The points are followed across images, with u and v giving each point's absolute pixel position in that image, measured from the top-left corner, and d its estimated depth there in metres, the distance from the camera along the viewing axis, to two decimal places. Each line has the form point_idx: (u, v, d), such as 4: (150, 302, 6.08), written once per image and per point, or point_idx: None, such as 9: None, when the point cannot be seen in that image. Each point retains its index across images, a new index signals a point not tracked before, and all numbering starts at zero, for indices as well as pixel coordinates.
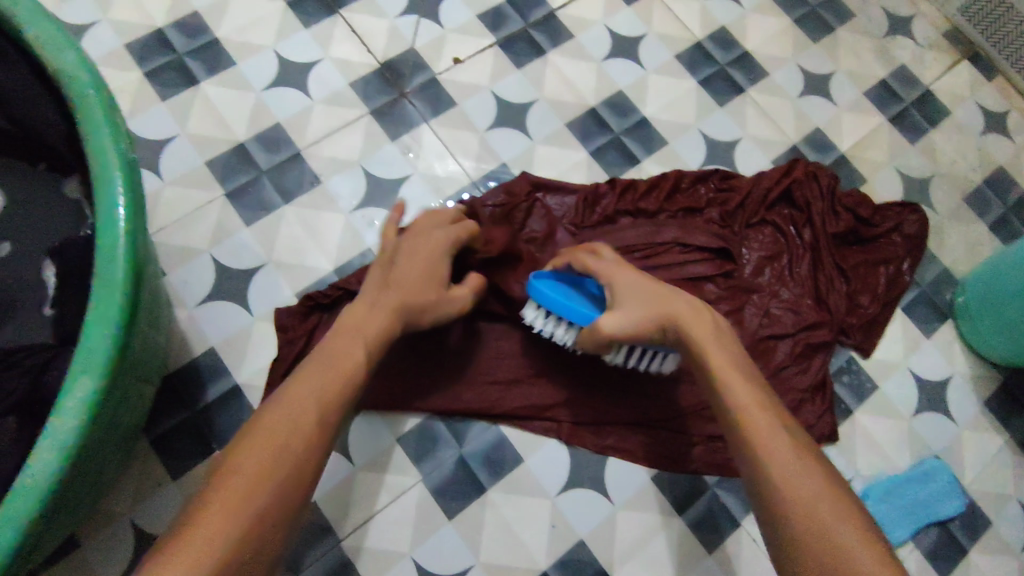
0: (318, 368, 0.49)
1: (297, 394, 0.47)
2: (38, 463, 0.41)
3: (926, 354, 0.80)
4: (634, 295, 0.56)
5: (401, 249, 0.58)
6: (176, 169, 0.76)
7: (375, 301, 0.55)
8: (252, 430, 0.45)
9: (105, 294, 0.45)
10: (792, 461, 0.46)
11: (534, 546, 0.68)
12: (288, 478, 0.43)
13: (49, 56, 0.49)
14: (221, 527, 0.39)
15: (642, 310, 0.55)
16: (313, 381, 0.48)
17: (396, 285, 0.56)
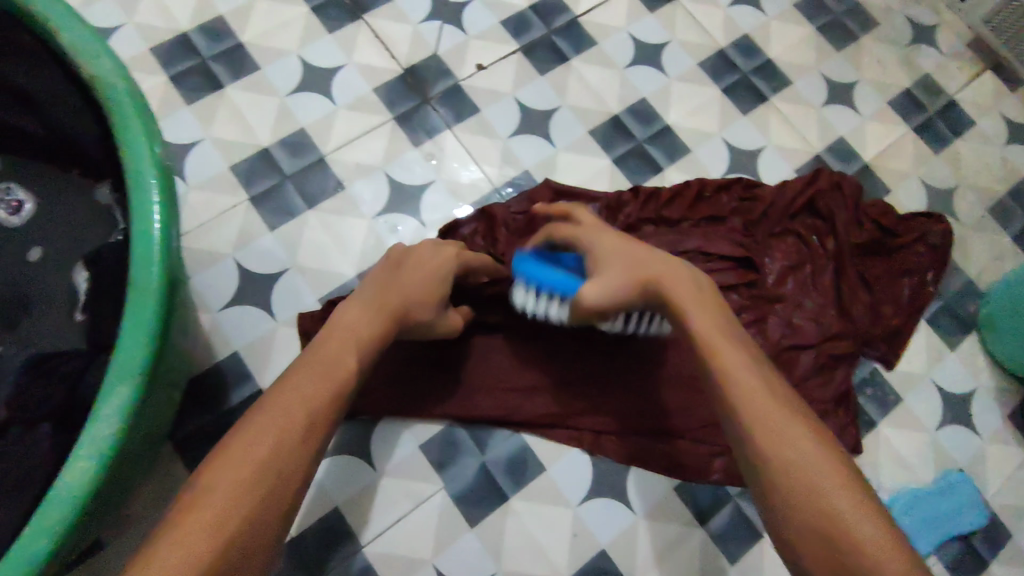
0: (313, 372, 0.48)
1: (282, 400, 0.45)
2: (74, 471, 0.42)
3: (950, 366, 0.79)
4: (613, 258, 0.54)
5: (409, 256, 0.59)
6: (201, 173, 0.76)
7: (377, 303, 0.54)
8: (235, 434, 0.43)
9: (140, 302, 0.45)
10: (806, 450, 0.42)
11: (556, 554, 0.67)
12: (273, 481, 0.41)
13: (84, 62, 0.48)
14: (199, 532, 0.37)
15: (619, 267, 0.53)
16: (297, 388, 0.46)
17: (399, 289, 0.56)
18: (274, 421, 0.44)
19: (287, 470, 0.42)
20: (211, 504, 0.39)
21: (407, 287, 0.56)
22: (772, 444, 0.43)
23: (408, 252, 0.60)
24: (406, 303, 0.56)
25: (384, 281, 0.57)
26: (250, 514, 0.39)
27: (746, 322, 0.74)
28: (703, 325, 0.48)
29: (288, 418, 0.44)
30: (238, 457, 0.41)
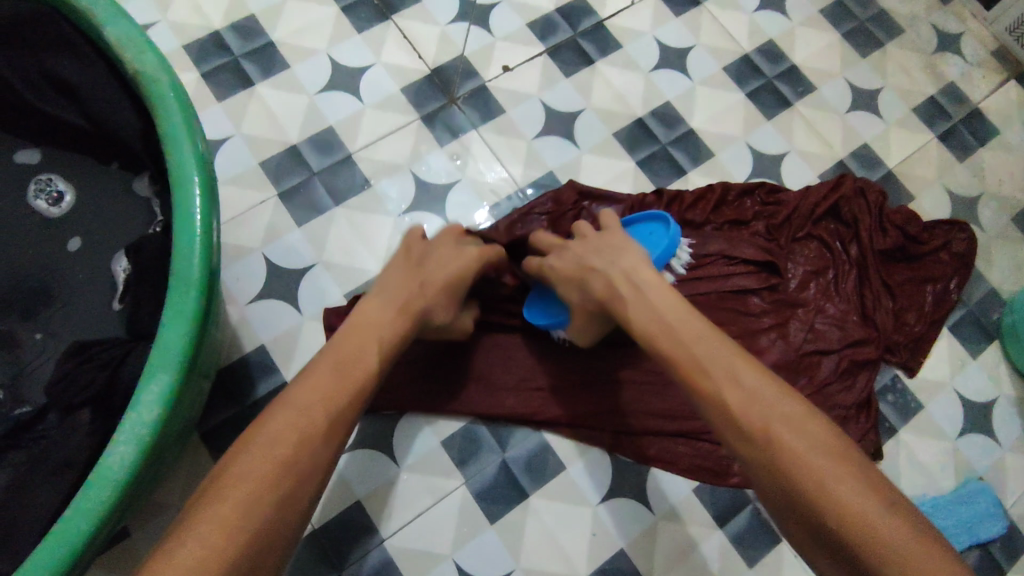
0: (330, 365, 0.48)
1: (303, 400, 0.45)
2: (116, 455, 0.43)
3: (972, 375, 0.79)
4: (568, 292, 0.60)
5: (429, 258, 0.59)
6: (231, 168, 0.77)
7: (390, 300, 0.54)
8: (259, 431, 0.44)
9: (181, 292, 0.46)
10: (771, 415, 0.44)
11: (576, 553, 0.68)
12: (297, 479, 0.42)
13: (130, 58, 0.50)
14: (223, 526, 0.39)
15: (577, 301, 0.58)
16: (314, 390, 0.46)
17: (417, 287, 0.56)
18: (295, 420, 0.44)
19: (308, 470, 0.43)
20: (229, 506, 0.40)
21: (432, 284, 0.57)
22: (732, 429, 0.44)
23: (427, 254, 0.60)
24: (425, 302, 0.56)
25: (401, 277, 0.56)
26: (271, 516, 0.40)
27: (767, 326, 0.74)
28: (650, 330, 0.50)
29: (313, 419, 0.45)
30: (256, 459, 0.42)
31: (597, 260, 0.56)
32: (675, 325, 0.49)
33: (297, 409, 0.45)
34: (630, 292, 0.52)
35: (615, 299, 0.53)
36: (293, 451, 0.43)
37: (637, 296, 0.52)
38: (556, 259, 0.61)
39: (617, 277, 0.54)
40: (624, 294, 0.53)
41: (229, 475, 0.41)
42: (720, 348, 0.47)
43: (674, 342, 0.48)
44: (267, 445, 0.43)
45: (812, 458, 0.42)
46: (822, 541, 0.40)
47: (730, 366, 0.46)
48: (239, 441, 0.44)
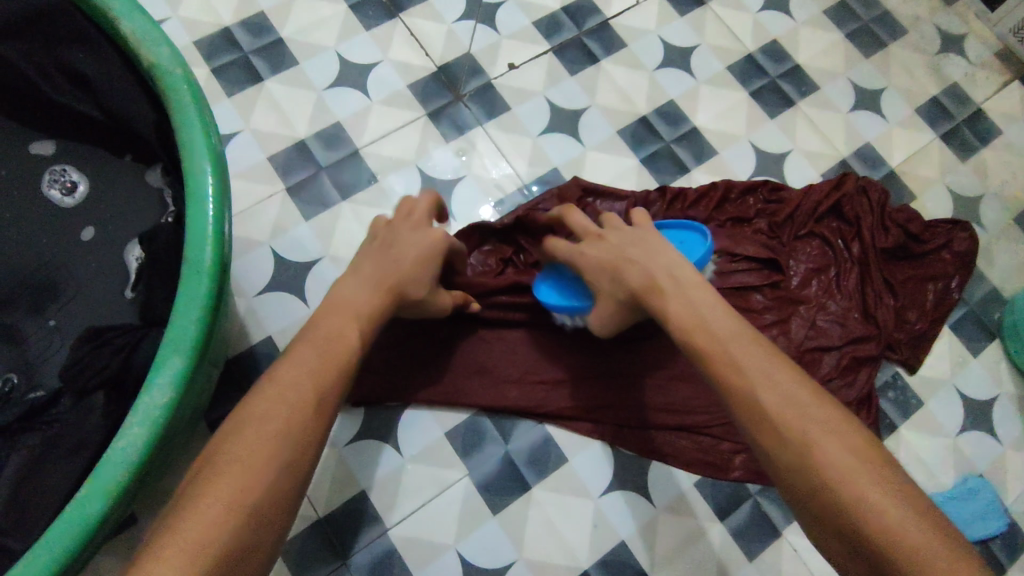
0: (313, 346, 0.49)
1: (289, 374, 0.46)
2: (129, 435, 0.44)
3: (972, 372, 0.80)
4: (598, 280, 0.59)
5: (397, 236, 0.58)
6: (240, 162, 0.78)
7: (367, 281, 0.54)
8: (245, 412, 0.44)
9: (194, 279, 0.47)
10: (800, 415, 0.44)
11: (577, 544, 0.69)
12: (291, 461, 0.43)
13: (145, 50, 0.51)
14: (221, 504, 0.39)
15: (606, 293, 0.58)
16: (303, 366, 0.47)
17: (387, 265, 0.56)
18: (282, 395, 0.45)
19: (304, 443, 0.44)
20: (229, 479, 0.41)
21: (409, 259, 0.57)
22: (759, 423, 0.45)
23: (394, 232, 0.59)
24: (400, 279, 0.56)
25: (374, 256, 0.57)
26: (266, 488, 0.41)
27: (768, 322, 0.75)
28: (683, 323, 0.50)
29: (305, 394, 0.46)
30: (251, 434, 0.43)
31: (638, 251, 0.57)
32: (709, 322, 0.50)
33: (288, 385, 0.46)
34: (667, 281, 0.53)
35: (654, 290, 0.53)
36: (286, 425, 0.44)
37: (675, 288, 0.53)
38: (587, 248, 0.61)
39: (657, 272, 0.54)
40: (657, 284, 0.53)
41: (224, 450, 0.42)
42: (754, 348, 0.48)
43: (705, 335, 0.49)
44: (259, 421, 0.44)
45: (840, 462, 0.42)
46: (843, 541, 0.41)
47: (762, 364, 0.47)
48: (233, 418, 0.44)
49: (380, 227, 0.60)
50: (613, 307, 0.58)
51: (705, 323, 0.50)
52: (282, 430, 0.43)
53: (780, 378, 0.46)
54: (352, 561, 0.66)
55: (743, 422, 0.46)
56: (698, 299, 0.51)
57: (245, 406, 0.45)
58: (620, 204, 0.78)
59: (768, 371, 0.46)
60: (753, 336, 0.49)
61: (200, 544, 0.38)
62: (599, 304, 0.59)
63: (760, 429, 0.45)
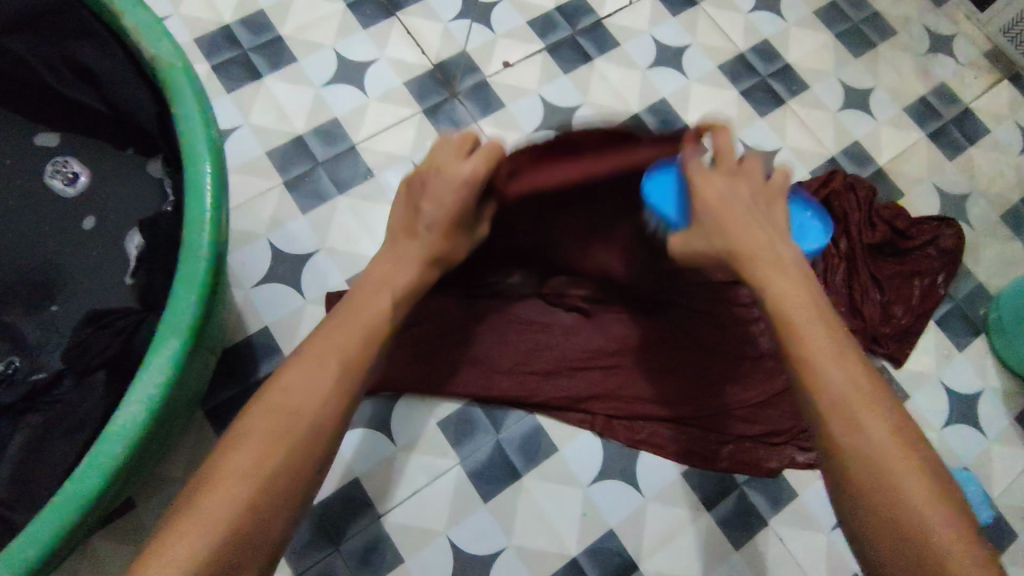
0: (344, 323, 0.47)
1: (317, 348, 0.45)
2: (127, 412, 0.45)
3: (958, 367, 0.81)
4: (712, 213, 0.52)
5: (427, 186, 0.52)
6: (239, 156, 0.80)
7: (403, 254, 0.52)
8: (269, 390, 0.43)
9: (191, 263, 0.48)
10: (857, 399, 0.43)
11: (566, 532, 0.70)
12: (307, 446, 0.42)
13: (147, 44, 0.53)
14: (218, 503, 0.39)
15: (709, 233, 0.52)
16: (340, 335, 0.46)
17: (422, 233, 0.52)
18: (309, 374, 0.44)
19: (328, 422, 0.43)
20: (242, 454, 0.40)
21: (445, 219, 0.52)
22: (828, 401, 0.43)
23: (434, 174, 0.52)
24: (441, 251, 0.54)
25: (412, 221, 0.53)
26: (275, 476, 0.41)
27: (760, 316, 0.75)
28: (774, 288, 0.48)
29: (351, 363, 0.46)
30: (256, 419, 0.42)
31: (761, 207, 0.53)
32: (801, 301, 0.47)
33: (321, 355, 0.45)
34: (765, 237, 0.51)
35: (754, 254, 0.50)
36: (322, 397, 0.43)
37: (774, 257, 0.50)
38: (713, 179, 0.54)
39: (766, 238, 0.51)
40: (758, 249, 0.50)
41: None
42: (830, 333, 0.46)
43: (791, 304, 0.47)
44: (282, 395, 0.43)
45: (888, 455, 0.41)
46: (874, 522, 0.40)
47: (831, 343, 0.45)
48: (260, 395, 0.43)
49: (418, 167, 0.54)
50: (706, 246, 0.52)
51: (796, 297, 0.47)
52: (309, 407, 0.43)
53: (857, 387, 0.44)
54: (344, 547, 0.67)
55: (812, 412, 0.44)
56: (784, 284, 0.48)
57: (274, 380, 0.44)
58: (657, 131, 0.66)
59: (836, 352, 0.45)
60: (837, 336, 0.46)
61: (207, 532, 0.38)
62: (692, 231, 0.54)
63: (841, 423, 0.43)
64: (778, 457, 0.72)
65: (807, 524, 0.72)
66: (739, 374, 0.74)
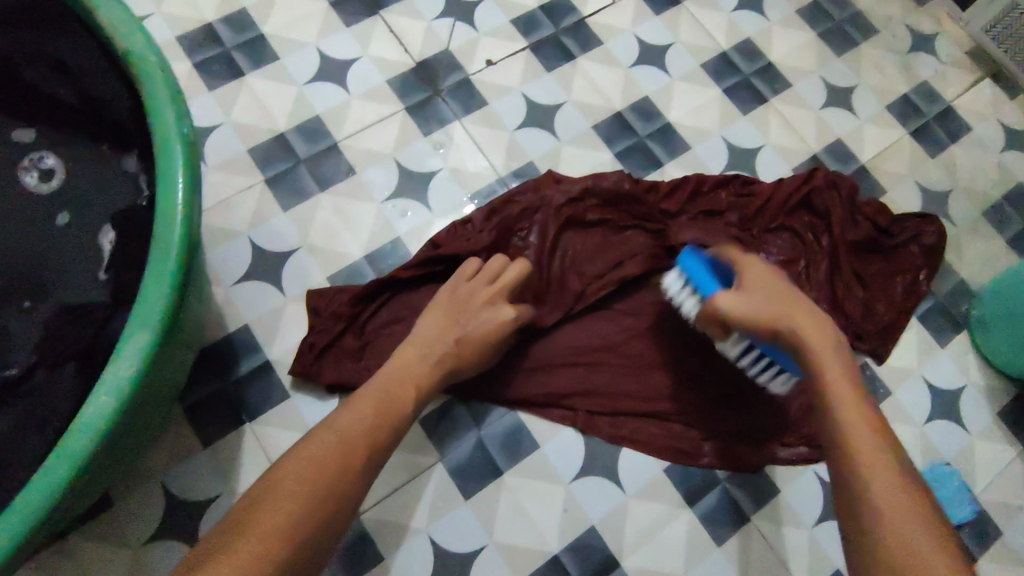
0: (369, 399, 0.54)
1: (346, 420, 0.51)
2: (95, 407, 0.45)
3: (940, 363, 0.81)
4: (762, 284, 0.56)
5: (462, 309, 0.63)
6: (220, 154, 0.79)
7: (433, 342, 0.61)
8: (295, 453, 0.48)
9: (162, 257, 0.48)
10: (895, 487, 0.46)
11: (547, 528, 0.70)
12: (332, 488, 0.46)
13: (120, 37, 0.52)
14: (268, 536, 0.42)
15: (766, 304, 0.55)
16: (358, 411, 0.52)
17: (459, 335, 0.62)
18: (338, 445, 0.48)
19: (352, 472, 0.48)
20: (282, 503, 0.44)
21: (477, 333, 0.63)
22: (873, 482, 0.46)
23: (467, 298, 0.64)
24: (460, 357, 0.62)
25: (449, 317, 0.63)
26: (313, 517, 0.44)
27: None
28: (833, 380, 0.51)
29: (369, 427, 0.51)
30: (290, 470, 0.46)
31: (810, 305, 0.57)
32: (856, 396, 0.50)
33: (341, 425, 0.50)
34: (815, 323, 0.54)
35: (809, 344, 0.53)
36: (343, 457, 0.48)
37: (833, 350, 0.53)
38: (762, 263, 0.59)
39: (823, 332, 0.54)
40: (818, 338, 0.53)
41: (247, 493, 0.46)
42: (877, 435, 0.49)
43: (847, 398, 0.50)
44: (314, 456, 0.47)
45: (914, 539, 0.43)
46: None
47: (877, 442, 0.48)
48: (284, 457, 0.48)
49: (458, 292, 0.64)
50: (762, 318, 0.55)
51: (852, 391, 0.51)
52: (338, 467, 0.47)
53: (885, 446, 0.48)
54: None
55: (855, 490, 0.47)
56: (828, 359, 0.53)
57: (303, 446, 0.48)
58: (654, 233, 0.77)
59: (880, 445, 0.48)
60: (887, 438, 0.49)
61: (255, 554, 0.41)
62: (748, 294, 0.56)
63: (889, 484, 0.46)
64: (760, 455, 0.72)
65: (790, 520, 0.72)
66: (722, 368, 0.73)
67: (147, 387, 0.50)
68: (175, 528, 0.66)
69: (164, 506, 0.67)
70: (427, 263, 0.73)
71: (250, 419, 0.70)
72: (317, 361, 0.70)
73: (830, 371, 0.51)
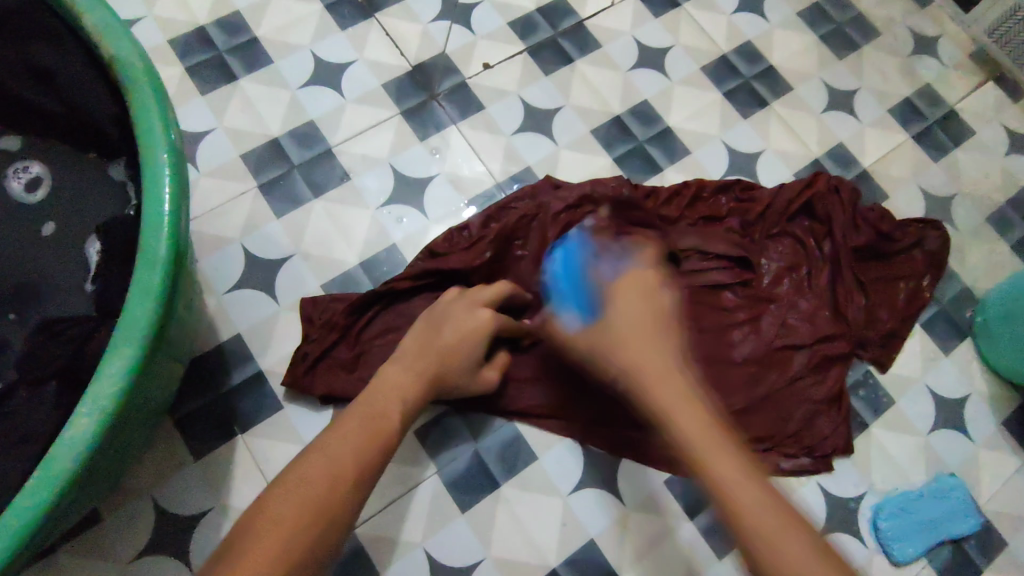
0: (357, 420, 0.51)
1: (333, 445, 0.48)
2: (77, 427, 0.44)
3: (944, 371, 0.80)
4: (619, 322, 0.52)
5: (447, 318, 0.60)
6: (212, 160, 0.78)
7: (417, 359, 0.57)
8: (285, 479, 0.46)
9: (148, 270, 0.47)
10: (778, 534, 0.42)
11: (545, 542, 0.68)
12: (319, 517, 0.44)
13: (106, 44, 0.51)
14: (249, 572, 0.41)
15: (614, 346, 0.51)
16: (348, 431, 0.49)
17: (435, 351, 0.58)
18: (324, 471, 0.46)
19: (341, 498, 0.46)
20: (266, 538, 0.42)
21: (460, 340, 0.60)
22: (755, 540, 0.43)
23: (448, 309, 0.62)
24: (447, 369, 0.59)
25: (428, 331, 0.59)
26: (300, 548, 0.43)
27: (741, 320, 0.74)
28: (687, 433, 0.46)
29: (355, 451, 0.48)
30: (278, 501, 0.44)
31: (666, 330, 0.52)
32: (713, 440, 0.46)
33: (329, 447, 0.48)
34: (657, 361, 0.49)
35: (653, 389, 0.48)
36: (331, 483, 0.46)
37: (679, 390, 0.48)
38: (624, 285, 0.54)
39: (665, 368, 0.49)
40: (661, 378, 0.49)
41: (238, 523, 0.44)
42: (742, 471, 0.45)
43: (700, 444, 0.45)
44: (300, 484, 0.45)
45: None
46: None
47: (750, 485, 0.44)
48: (274, 483, 0.46)
49: (439, 305, 0.62)
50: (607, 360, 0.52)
51: (706, 434, 0.46)
52: (324, 496, 0.45)
53: (759, 487, 0.44)
54: None
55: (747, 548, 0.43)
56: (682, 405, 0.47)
57: (291, 473, 0.46)
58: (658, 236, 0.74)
59: (754, 488, 0.44)
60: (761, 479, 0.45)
61: None
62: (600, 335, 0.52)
63: (753, 532, 0.43)
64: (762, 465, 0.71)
65: None
66: (722, 377, 0.72)
67: (134, 403, 0.49)
68: (166, 543, 0.65)
69: (154, 521, 0.65)
70: (424, 272, 0.72)
71: (242, 431, 0.69)
72: (311, 372, 0.69)
73: (678, 418, 0.47)
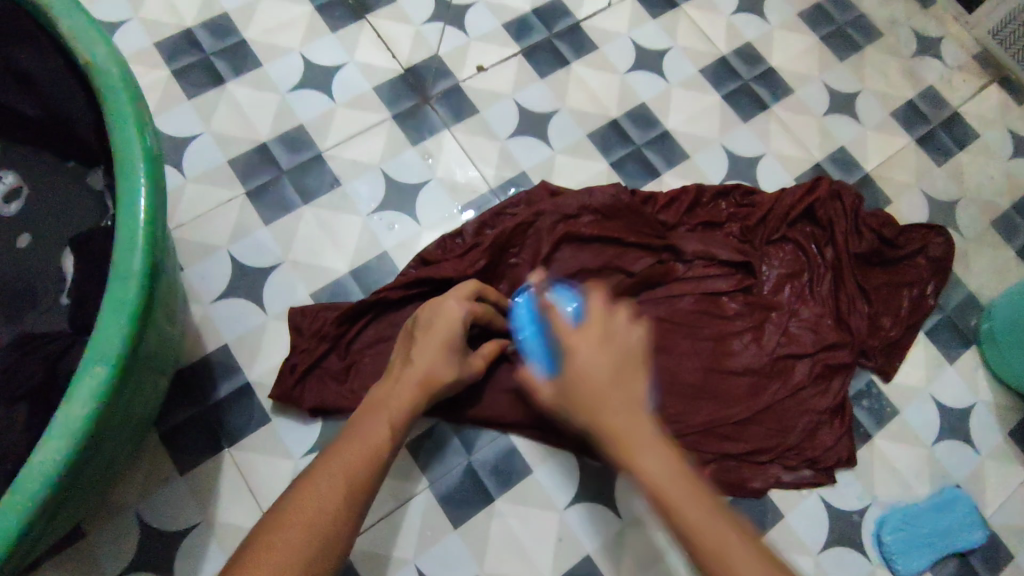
0: (348, 443, 0.49)
1: (326, 472, 0.46)
2: (48, 449, 0.42)
3: (949, 380, 0.78)
4: (579, 375, 0.50)
5: (420, 323, 0.59)
6: (198, 166, 0.76)
7: (400, 379, 0.56)
8: (284, 508, 0.44)
9: (121, 290, 0.45)
10: (745, 562, 0.42)
11: (540, 559, 0.67)
12: (321, 551, 0.43)
13: (81, 49, 0.49)
14: None
15: (575, 401, 0.50)
16: (345, 454, 0.48)
17: (416, 360, 0.57)
18: (326, 494, 0.45)
19: (343, 522, 0.45)
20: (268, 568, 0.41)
21: (437, 341, 0.58)
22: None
23: (421, 316, 0.60)
24: (433, 372, 0.57)
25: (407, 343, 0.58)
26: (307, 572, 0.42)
27: (743, 329, 0.73)
28: (649, 477, 0.46)
29: (357, 471, 0.47)
30: (278, 531, 0.43)
31: (626, 372, 0.50)
32: (677, 481, 0.46)
33: (321, 474, 0.46)
34: (613, 408, 0.49)
35: (610, 435, 0.48)
36: (334, 506, 0.45)
37: (636, 429, 0.48)
38: (582, 330, 0.52)
39: (617, 410, 0.49)
40: (619, 429, 0.48)
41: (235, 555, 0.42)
42: (704, 510, 0.44)
43: (657, 478, 0.46)
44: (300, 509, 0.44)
45: None
46: None
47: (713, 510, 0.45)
48: (267, 516, 0.44)
49: (415, 316, 0.60)
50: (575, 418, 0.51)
51: (668, 480, 0.46)
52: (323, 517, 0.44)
53: (722, 524, 0.44)
54: None
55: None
56: (637, 453, 0.47)
57: (292, 500, 0.45)
58: (651, 245, 0.73)
59: (718, 524, 0.44)
60: (719, 510, 0.45)
61: None
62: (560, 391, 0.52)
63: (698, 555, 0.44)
64: (762, 478, 0.70)
65: (791, 546, 0.70)
66: (722, 388, 0.70)
67: (111, 423, 0.47)
68: (148, 562, 0.63)
69: (138, 537, 0.64)
70: (413, 284, 0.70)
71: (230, 445, 0.67)
72: (299, 386, 0.67)
73: (627, 453, 0.47)
